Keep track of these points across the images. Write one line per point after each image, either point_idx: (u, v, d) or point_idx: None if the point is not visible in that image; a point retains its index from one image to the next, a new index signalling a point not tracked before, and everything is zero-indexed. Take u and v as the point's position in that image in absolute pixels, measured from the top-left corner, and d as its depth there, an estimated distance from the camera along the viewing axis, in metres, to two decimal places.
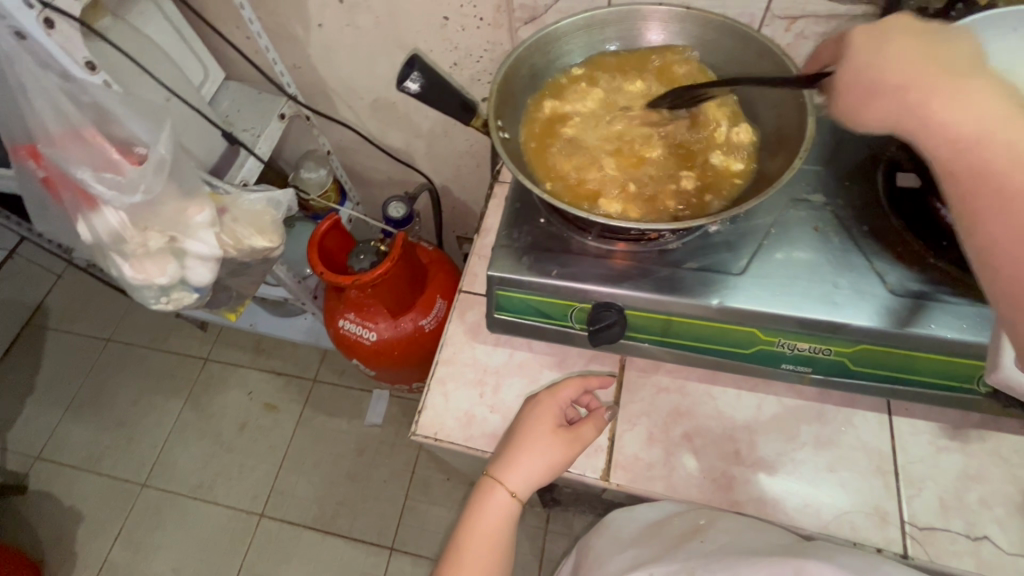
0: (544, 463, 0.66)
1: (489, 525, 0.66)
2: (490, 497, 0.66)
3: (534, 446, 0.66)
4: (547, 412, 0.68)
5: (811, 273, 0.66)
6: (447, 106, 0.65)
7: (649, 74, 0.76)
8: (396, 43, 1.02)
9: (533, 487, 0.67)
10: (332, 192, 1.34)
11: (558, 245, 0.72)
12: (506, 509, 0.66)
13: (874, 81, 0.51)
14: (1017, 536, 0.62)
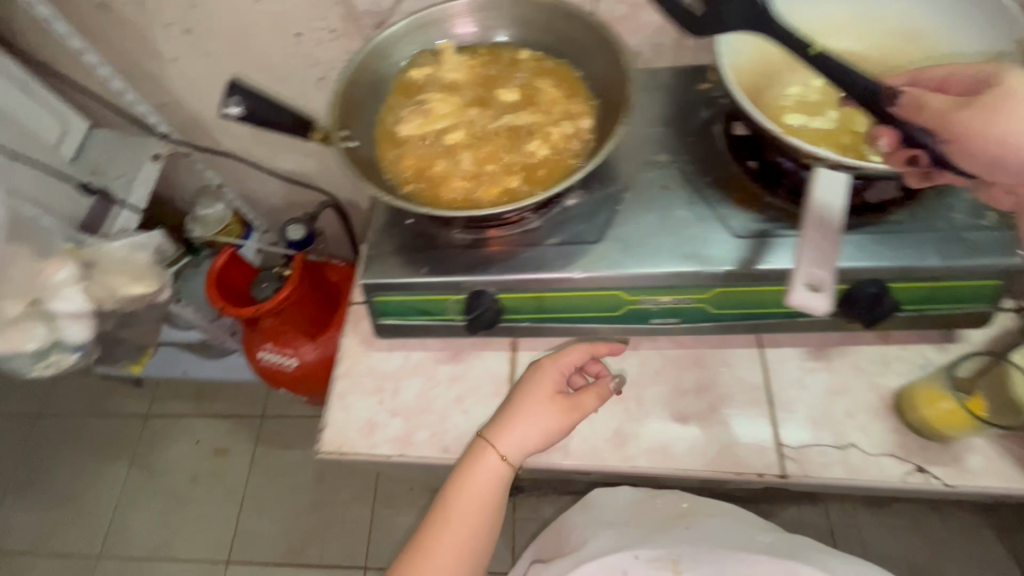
0: (540, 425, 0.65)
1: (476, 493, 0.65)
2: (480, 461, 0.65)
3: (534, 407, 0.66)
4: (552, 375, 0.68)
5: (663, 230, 0.69)
6: (281, 121, 0.66)
7: (489, 62, 0.79)
8: (257, 66, 1.00)
9: (529, 452, 0.66)
10: (235, 225, 1.34)
11: (426, 243, 0.74)
12: (496, 473, 0.65)
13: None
14: (878, 437, 0.67)
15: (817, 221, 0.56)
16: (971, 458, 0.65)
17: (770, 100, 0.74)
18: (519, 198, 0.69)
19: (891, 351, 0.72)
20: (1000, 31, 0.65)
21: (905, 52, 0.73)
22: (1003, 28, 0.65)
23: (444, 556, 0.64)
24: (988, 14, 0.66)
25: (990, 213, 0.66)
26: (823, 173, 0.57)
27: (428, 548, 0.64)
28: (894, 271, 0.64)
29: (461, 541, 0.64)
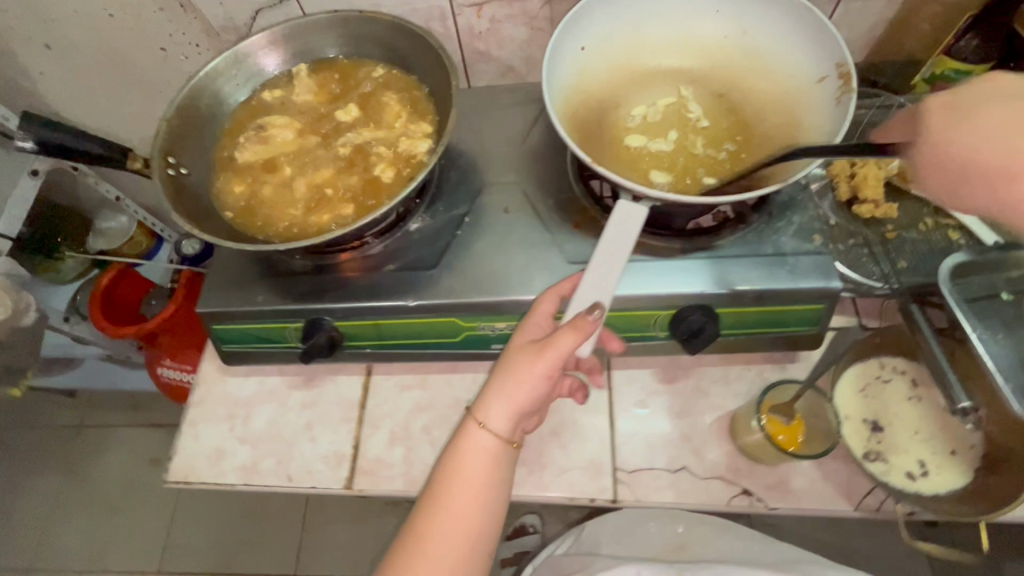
0: (529, 388, 0.57)
1: (479, 456, 0.57)
2: (473, 430, 0.58)
3: (511, 372, 0.57)
4: (527, 333, 0.60)
5: (498, 256, 0.69)
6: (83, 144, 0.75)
7: (340, 83, 0.77)
8: (132, 83, 0.96)
9: (518, 417, 0.58)
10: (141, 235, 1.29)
11: (268, 269, 0.73)
12: (488, 447, 0.57)
13: (968, 166, 0.45)
14: (711, 460, 0.68)
15: (603, 248, 0.60)
16: (797, 481, 0.66)
17: (614, 120, 0.72)
18: (348, 222, 0.67)
19: (733, 372, 0.73)
20: (827, 53, 0.63)
21: (748, 71, 0.71)
22: (830, 50, 0.63)
23: (444, 543, 0.55)
24: (818, 35, 0.64)
25: (816, 238, 0.67)
26: (621, 204, 0.60)
27: (406, 563, 0.55)
28: (707, 295, 0.64)
29: (469, 511, 0.56)
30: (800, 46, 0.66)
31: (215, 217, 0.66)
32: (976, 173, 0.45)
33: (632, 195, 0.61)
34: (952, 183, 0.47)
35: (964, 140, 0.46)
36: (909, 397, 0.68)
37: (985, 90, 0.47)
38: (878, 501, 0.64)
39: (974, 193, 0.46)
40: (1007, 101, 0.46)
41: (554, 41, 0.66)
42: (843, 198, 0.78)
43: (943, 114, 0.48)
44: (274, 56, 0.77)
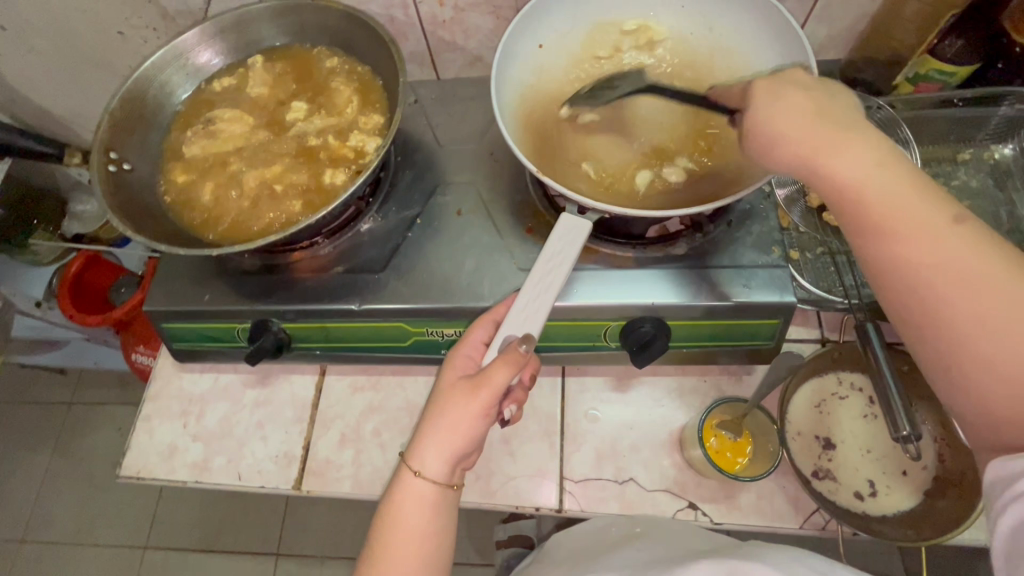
0: (463, 427, 0.53)
1: (419, 503, 0.53)
2: (410, 478, 0.54)
3: (444, 414, 0.53)
4: (460, 367, 0.57)
5: (447, 262, 0.68)
6: None
7: (293, 74, 0.75)
8: (91, 64, 0.93)
9: (457, 460, 0.54)
10: None
11: (215, 268, 0.71)
12: (426, 495, 0.53)
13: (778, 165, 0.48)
14: (658, 472, 0.68)
15: (541, 265, 0.57)
16: (743, 497, 0.65)
17: (574, 121, 0.69)
18: (292, 221, 0.65)
19: (687, 383, 0.72)
20: (793, 54, 0.60)
21: (714, 71, 0.68)
22: (795, 51, 0.60)
23: None
24: (783, 35, 0.61)
25: (774, 250, 0.64)
26: (564, 218, 0.58)
27: None
28: (659, 307, 0.62)
29: (414, 564, 0.52)
30: (766, 46, 0.63)
31: (158, 216, 0.66)
32: (782, 145, 0.46)
33: (578, 206, 0.59)
34: (762, 152, 0.48)
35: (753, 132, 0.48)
36: (863, 414, 0.66)
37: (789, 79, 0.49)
38: (824, 519, 0.63)
39: (778, 159, 0.47)
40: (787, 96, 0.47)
41: (508, 34, 0.64)
42: (813, 206, 0.75)
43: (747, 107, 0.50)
44: (212, 49, 0.74)
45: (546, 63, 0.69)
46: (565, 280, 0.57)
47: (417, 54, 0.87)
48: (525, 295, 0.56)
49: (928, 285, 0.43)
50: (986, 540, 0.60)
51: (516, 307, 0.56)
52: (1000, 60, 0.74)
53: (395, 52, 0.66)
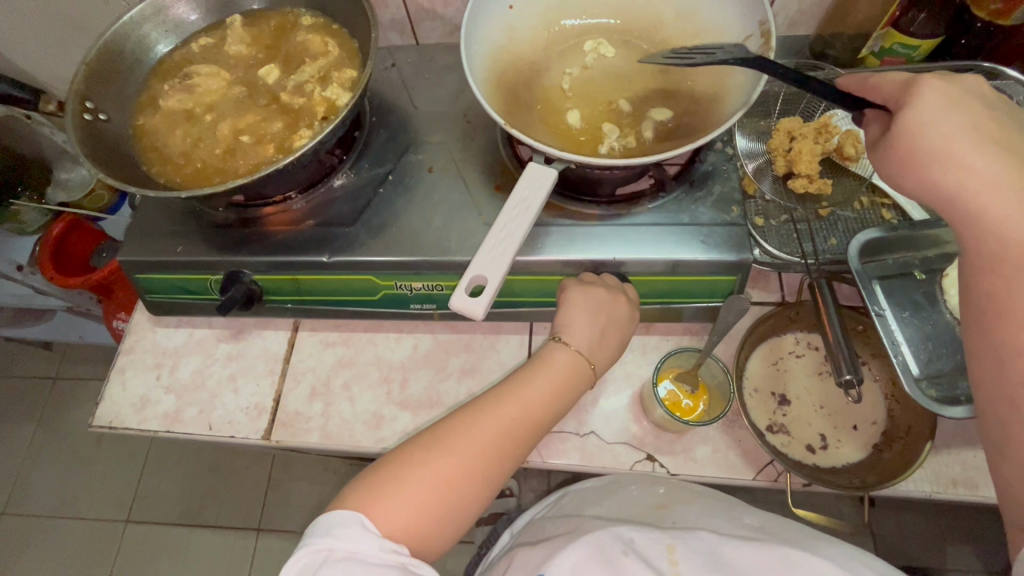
0: (569, 388, 0.59)
1: (509, 422, 0.55)
2: (514, 400, 0.57)
3: (565, 353, 0.60)
4: (575, 324, 0.61)
5: (417, 217, 0.69)
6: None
7: (273, 33, 0.76)
8: (75, 25, 0.93)
9: (557, 399, 0.58)
10: (105, 190, 1.24)
11: (189, 220, 0.72)
12: (524, 412, 0.56)
13: (933, 147, 0.48)
14: (618, 426, 0.69)
15: (507, 212, 0.59)
16: (699, 450, 0.67)
17: (543, 81, 0.70)
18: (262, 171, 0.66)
19: (650, 342, 0.74)
20: (751, 10, 0.62)
21: (679, 31, 0.70)
22: (753, 8, 0.62)
23: (436, 475, 0.51)
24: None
25: (733, 210, 0.66)
26: (531, 168, 0.59)
27: (389, 475, 0.51)
28: (621, 262, 0.64)
29: (481, 458, 0.53)
30: (726, 4, 0.64)
31: (132, 165, 0.67)
32: (937, 157, 0.48)
33: (544, 158, 0.61)
34: (900, 164, 0.51)
35: (945, 124, 0.48)
36: (818, 372, 0.68)
37: (973, 84, 0.51)
38: (777, 471, 0.65)
39: (916, 176, 0.50)
40: (978, 101, 0.50)
41: None
42: (780, 173, 0.76)
43: (936, 94, 0.49)
44: (191, 5, 0.75)
45: (518, 23, 0.70)
46: (527, 229, 0.59)
47: (397, 22, 0.88)
48: (496, 241, 0.58)
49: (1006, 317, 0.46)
50: (930, 492, 0.62)
51: (489, 252, 0.58)
52: (963, 35, 0.76)
53: (370, 9, 0.68)
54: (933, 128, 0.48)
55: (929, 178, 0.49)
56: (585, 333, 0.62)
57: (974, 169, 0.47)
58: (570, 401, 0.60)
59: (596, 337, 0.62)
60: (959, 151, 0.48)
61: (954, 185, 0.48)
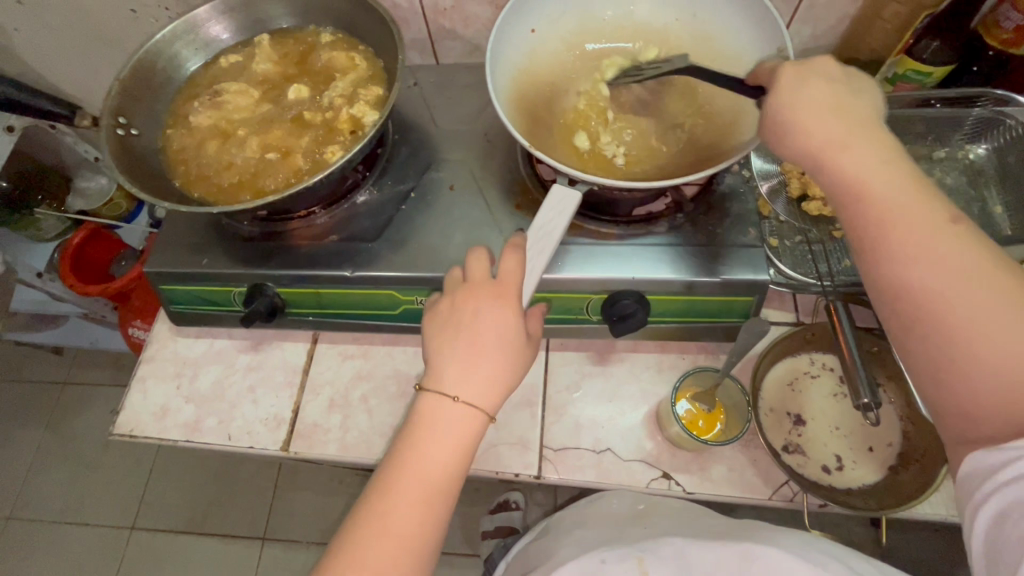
0: (466, 434, 0.54)
1: (418, 486, 0.51)
2: (415, 463, 0.52)
3: (433, 421, 0.53)
4: (442, 362, 0.55)
5: (439, 233, 0.70)
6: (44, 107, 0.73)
7: (299, 53, 0.78)
8: (103, 40, 0.95)
9: (447, 470, 0.52)
10: (123, 199, 1.26)
11: (215, 233, 0.74)
12: (412, 501, 0.51)
13: (783, 124, 0.49)
14: (634, 443, 0.70)
15: (533, 235, 0.60)
16: (715, 469, 0.68)
17: (564, 101, 0.72)
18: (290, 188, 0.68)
19: (666, 360, 0.74)
20: (770, 38, 0.63)
21: (698, 56, 0.71)
22: (772, 37, 0.63)
23: None
24: (762, 19, 0.64)
25: (751, 232, 0.67)
26: (557, 190, 0.61)
27: None
28: (640, 281, 0.65)
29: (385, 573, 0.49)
30: (745, 32, 0.66)
31: (161, 179, 0.68)
32: (799, 138, 0.49)
33: (569, 179, 0.62)
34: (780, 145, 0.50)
35: (805, 106, 0.48)
36: (834, 393, 0.69)
37: (825, 67, 0.51)
38: (792, 491, 0.66)
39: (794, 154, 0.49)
40: (822, 79, 0.49)
41: (505, 13, 0.67)
42: (795, 195, 0.78)
43: (792, 77, 0.50)
44: (221, 25, 0.77)
45: (540, 46, 0.72)
46: (553, 250, 0.60)
47: (418, 41, 0.90)
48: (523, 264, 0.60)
49: (925, 290, 0.43)
50: (946, 515, 0.62)
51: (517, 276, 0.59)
52: (975, 62, 0.77)
53: (397, 32, 0.69)
54: (793, 107, 0.49)
55: (792, 154, 0.49)
56: (447, 384, 0.54)
57: (848, 148, 0.47)
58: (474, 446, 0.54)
59: (462, 364, 0.55)
60: (809, 128, 0.48)
61: (816, 156, 0.48)
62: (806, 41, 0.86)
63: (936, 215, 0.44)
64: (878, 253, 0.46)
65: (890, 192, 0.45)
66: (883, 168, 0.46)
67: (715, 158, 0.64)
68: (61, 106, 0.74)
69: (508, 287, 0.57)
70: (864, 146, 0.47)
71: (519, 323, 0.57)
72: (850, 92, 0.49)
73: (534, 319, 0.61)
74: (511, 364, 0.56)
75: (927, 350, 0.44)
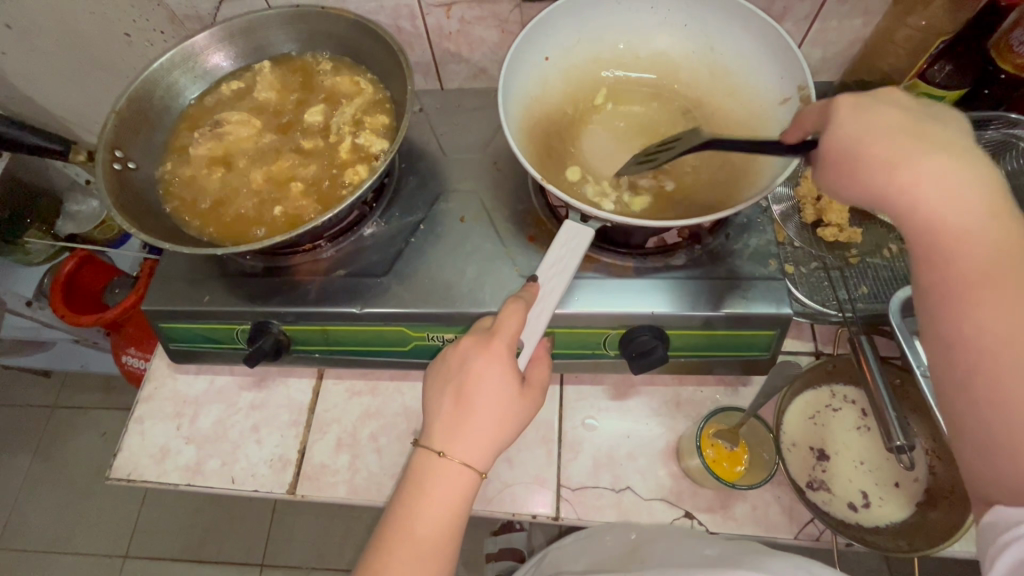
0: (460, 493, 0.53)
1: (415, 549, 0.51)
2: (410, 524, 0.51)
3: (428, 479, 0.53)
4: (435, 417, 0.55)
5: (451, 267, 0.68)
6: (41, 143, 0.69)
7: (304, 81, 0.76)
8: (95, 64, 0.92)
9: (446, 526, 0.52)
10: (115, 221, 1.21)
11: (216, 269, 0.71)
12: (413, 563, 0.50)
13: (861, 154, 0.46)
14: (655, 482, 0.68)
15: (545, 274, 0.59)
16: (739, 507, 0.66)
17: (577, 132, 0.71)
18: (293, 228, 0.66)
19: (683, 393, 0.73)
20: (789, 73, 0.62)
21: (712, 87, 0.70)
22: (792, 71, 0.62)
23: None
24: (780, 54, 0.63)
25: (771, 263, 0.66)
26: (566, 226, 0.59)
27: None
28: (659, 316, 0.63)
29: None
30: (762, 65, 0.65)
31: (159, 215, 0.66)
32: (866, 164, 0.45)
33: (580, 214, 0.60)
34: (841, 172, 0.47)
35: (873, 131, 0.46)
36: (857, 426, 0.68)
37: (896, 100, 0.48)
38: (818, 530, 0.64)
39: (860, 180, 0.46)
40: (898, 108, 0.47)
41: (519, 40, 0.65)
42: (808, 221, 0.76)
43: (854, 107, 0.48)
44: (222, 52, 0.75)
45: (553, 74, 0.70)
46: (564, 288, 0.59)
47: (422, 64, 0.88)
48: (535, 304, 0.59)
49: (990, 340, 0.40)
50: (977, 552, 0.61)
51: (530, 318, 0.58)
52: (988, 86, 0.75)
53: (404, 61, 0.67)
54: (860, 143, 0.46)
55: (862, 181, 0.46)
56: (439, 440, 0.53)
57: (896, 171, 0.44)
58: (472, 501, 0.54)
59: (453, 422, 0.54)
60: (879, 154, 0.45)
61: (881, 186, 0.45)
62: (815, 64, 0.85)
63: (1003, 251, 0.41)
64: (943, 294, 0.43)
65: (967, 228, 0.42)
66: (971, 207, 0.42)
67: (732, 196, 0.62)
68: (51, 140, 0.70)
69: (497, 338, 0.55)
70: (924, 174, 0.43)
71: (512, 371, 0.55)
72: (940, 120, 0.47)
73: (538, 366, 0.59)
74: (506, 414, 0.54)
75: (976, 413, 0.41)
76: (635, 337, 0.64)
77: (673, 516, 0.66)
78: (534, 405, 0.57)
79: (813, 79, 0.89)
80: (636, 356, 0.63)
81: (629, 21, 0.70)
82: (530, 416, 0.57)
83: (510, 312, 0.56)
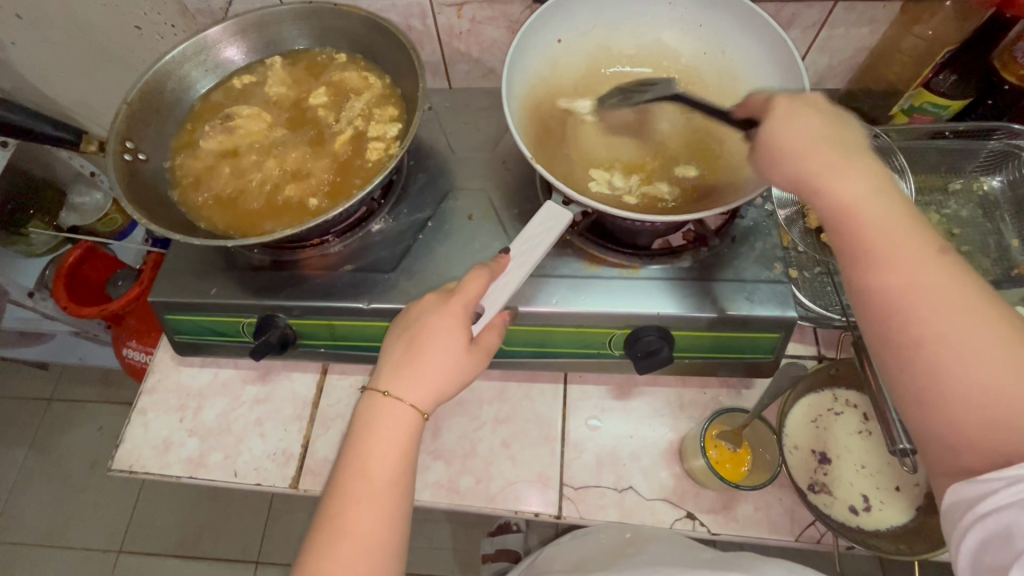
0: (409, 435, 0.53)
1: (368, 490, 0.51)
2: (360, 465, 0.52)
3: (375, 419, 0.53)
4: (385, 365, 0.55)
5: (459, 264, 0.69)
6: (54, 134, 0.70)
7: (317, 74, 0.77)
8: (105, 57, 0.92)
9: (394, 467, 0.52)
10: (119, 214, 1.21)
11: (224, 261, 0.71)
12: (362, 499, 0.51)
13: (786, 153, 0.50)
14: (658, 482, 0.68)
15: (519, 247, 0.60)
16: (741, 508, 0.66)
17: (581, 117, 0.71)
18: (290, 222, 0.66)
19: (687, 395, 0.73)
20: (791, 86, 0.63)
21: (715, 90, 0.71)
22: (793, 81, 0.63)
23: None
24: (786, 66, 0.63)
25: (777, 266, 0.66)
26: (547, 207, 0.61)
27: None
28: (664, 317, 0.64)
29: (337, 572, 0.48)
30: (766, 74, 0.66)
31: (169, 205, 0.66)
32: (789, 161, 0.49)
33: (563, 198, 0.62)
34: (770, 168, 0.51)
35: (791, 131, 0.50)
36: (858, 430, 0.68)
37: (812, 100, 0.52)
38: (819, 532, 0.64)
39: (784, 174, 0.50)
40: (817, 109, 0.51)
41: (536, 17, 0.66)
42: (812, 226, 0.76)
43: (781, 113, 0.52)
44: (236, 46, 0.75)
45: (563, 58, 0.71)
46: (536, 262, 0.60)
47: (432, 63, 0.88)
48: (503, 275, 0.59)
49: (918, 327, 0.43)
50: None
51: (496, 287, 0.59)
52: (991, 96, 0.76)
53: (415, 59, 0.68)
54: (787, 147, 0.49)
55: (787, 177, 0.50)
56: (386, 381, 0.54)
57: (803, 157, 0.49)
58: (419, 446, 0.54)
59: (399, 366, 0.54)
60: (797, 152, 0.49)
61: (806, 177, 0.48)
62: (821, 71, 0.86)
63: (905, 234, 0.45)
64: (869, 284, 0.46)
65: (864, 210, 0.46)
66: (879, 197, 0.46)
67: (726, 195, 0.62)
68: (65, 129, 0.70)
69: (454, 297, 0.55)
70: (841, 178, 0.47)
71: (465, 325, 0.55)
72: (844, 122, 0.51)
73: (490, 332, 0.59)
74: (452, 368, 0.55)
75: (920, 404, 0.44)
76: (640, 337, 0.64)
77: (675, 516, 0.66)
78: (485, 356, 0.57)
79: (818, 86, 0.89)
80: (642, 349, 0.64)
81: (646, 16, 0.71)
82: (475, 376, 0.57)
83: (474, 276, 0.56)
